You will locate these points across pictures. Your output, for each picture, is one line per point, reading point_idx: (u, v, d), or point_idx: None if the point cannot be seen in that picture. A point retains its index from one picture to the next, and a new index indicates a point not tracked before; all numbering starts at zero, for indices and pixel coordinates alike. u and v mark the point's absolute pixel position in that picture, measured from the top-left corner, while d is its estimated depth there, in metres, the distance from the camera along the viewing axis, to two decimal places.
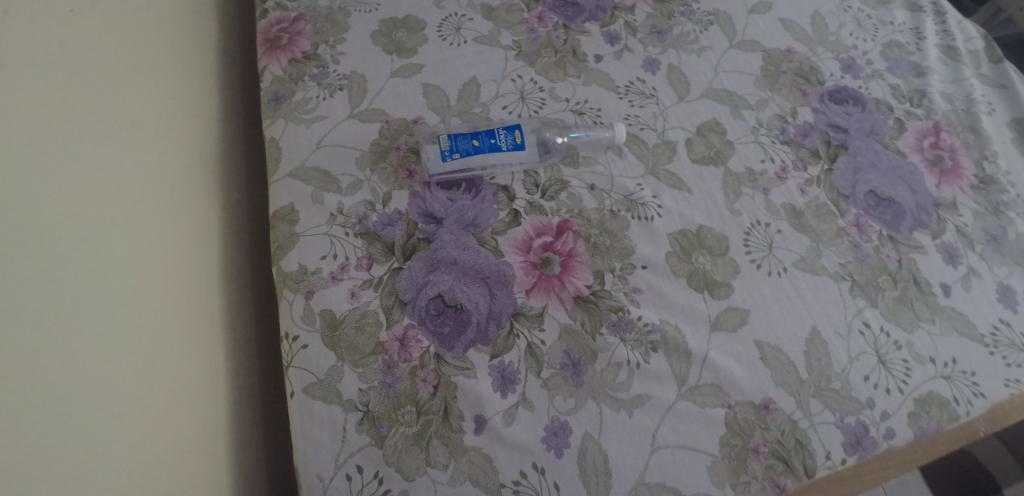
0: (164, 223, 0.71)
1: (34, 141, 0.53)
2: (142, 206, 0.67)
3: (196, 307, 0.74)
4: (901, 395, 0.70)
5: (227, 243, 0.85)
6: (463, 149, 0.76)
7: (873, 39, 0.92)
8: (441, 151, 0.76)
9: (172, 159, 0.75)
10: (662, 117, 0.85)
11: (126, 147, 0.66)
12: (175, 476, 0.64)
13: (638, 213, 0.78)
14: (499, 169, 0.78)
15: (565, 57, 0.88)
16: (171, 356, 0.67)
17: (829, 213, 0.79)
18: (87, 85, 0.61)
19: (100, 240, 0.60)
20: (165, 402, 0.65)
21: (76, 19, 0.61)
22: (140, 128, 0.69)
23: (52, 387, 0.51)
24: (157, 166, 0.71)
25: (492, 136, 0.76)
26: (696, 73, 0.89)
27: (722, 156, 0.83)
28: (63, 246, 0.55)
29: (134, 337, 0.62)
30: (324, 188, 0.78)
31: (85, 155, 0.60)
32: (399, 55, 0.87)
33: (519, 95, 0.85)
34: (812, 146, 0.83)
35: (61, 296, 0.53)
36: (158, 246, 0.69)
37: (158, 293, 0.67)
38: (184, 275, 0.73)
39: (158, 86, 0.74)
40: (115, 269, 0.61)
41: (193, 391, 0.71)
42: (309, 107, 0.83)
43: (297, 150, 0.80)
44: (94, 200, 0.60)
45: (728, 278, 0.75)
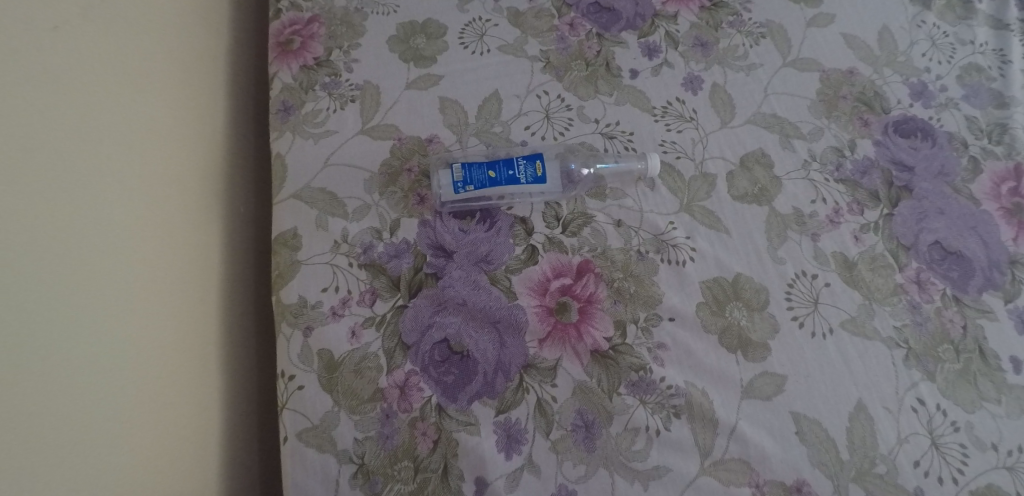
0: (175, 234, 0.67)
1: (38, 137, 0.52)
2: (149, 219, 0.63)
3: (206, 321, 0.70)
4: (955, 487, 0.62)
5: (250, 250, 0.80)
6: (478, 181, 0.68)
7: (949, 62, 0.80)
8: (453, 182, 0.69)
9: (190, 162, 0.70)
10: (701, 144, 0.76)
11: (135, 153, 0.62)
12: None
13: (668, 256, 0.70)
14: (518, 199, 0.71)
15: (597, 71, 0.80)
16: (174, 376, 0.64)
17: (885, 266, 0.70)
18: (85, 93, 0.56)
19: (96, 252, 0.56)
20: (162, 427, 0.62)
21: (72, 20, 0.56)
22: (154, 132, 0.65)
23: (13, 427, 0.47)
24: (171, 172, 0.67)
25: (511, 168, 0.69)
26: (743, 94, 0.79)
27: (766, 193, 0.74)
28: (43, 274, 0.51)
29: (129, 364, 0.58)
30: (329, 212, 0.72)
31: (101, 166, 0.58)
32: (416, 63, 0.79)
33: (544, 113, 0.78)
34: (870, 187, 0.74)
35: (40, 295, 0.50)
36: (172, 259, 0.66)
37: (163, 311, 0.63)
38: (195, 289, 0.69)
39: (178, 84, 0.69)
40: (109, 288, 0.57)
41: (197, 411, 0.67)
42: (318, 119, 0.77)
43: (302, 168, 0.74)
44: (89, 217, 0.56)
45: (766, 337, 0.67)
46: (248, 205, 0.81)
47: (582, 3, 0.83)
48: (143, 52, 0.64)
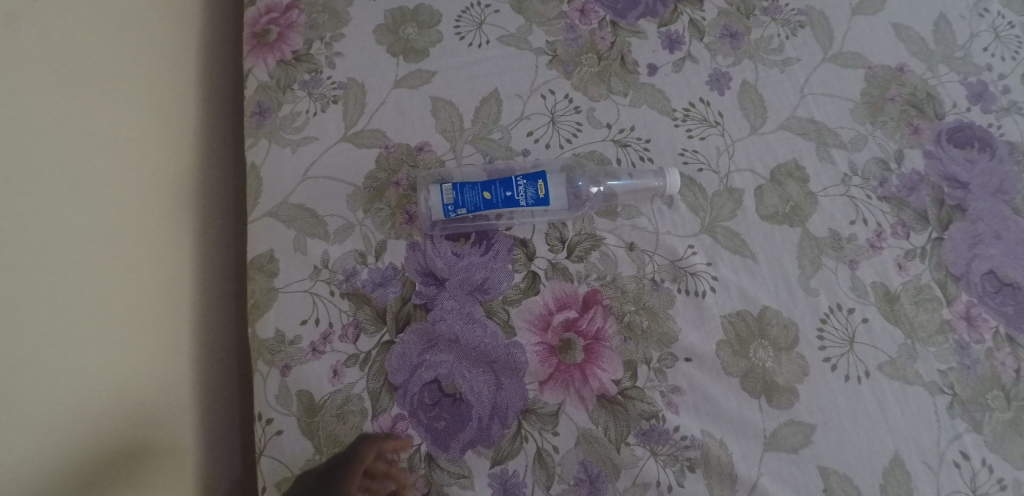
0: (132, 229, 0.59)
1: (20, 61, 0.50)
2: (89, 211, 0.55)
3: (182, 314, 0.64)
4: None
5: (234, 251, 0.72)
6: (471, 203, 0.61)
7: (1015, 58, 0.71)
8: (444, 204, 0.61)
9: (148, 145, 0.62)
10: (727, 154, 0.68)
11: (64, 135, 0.54)
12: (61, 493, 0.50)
13: (686, 286, 0.63)
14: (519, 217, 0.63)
15: (610, 66, 0.71)
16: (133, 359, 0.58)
17: (931, 300, 0.63)
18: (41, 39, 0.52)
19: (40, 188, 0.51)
20: (108, 419, 0.55)
21: None
22: (103, 97, 0.57)
23: None
24: (119, 157, 0.59)
25: (509, 188, 0.60)
26: (777, 94, 0.70)
27: (800, 212, 0.66)
28: None
29: (54, 334, 0.51)
30: (308, 233, 0.64)
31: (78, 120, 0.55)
32: (407, 58, 0.71)
33: (549, 116, 0.69)
34: (919, 206, 0.66)
35: None
36: (142, 230, 0.60)
37: (113, 319, 0.56)
38: (159, 292, 0.61)
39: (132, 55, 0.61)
40: (35, 293, 0.50)
41: (163, 427, 0.60)
42: (296, 124, 0.69)
43: (279, 182, 0.67)
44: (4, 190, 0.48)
45: (794, 381, 0.60)
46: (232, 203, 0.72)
47: None
48: (79, 19, 0.56)
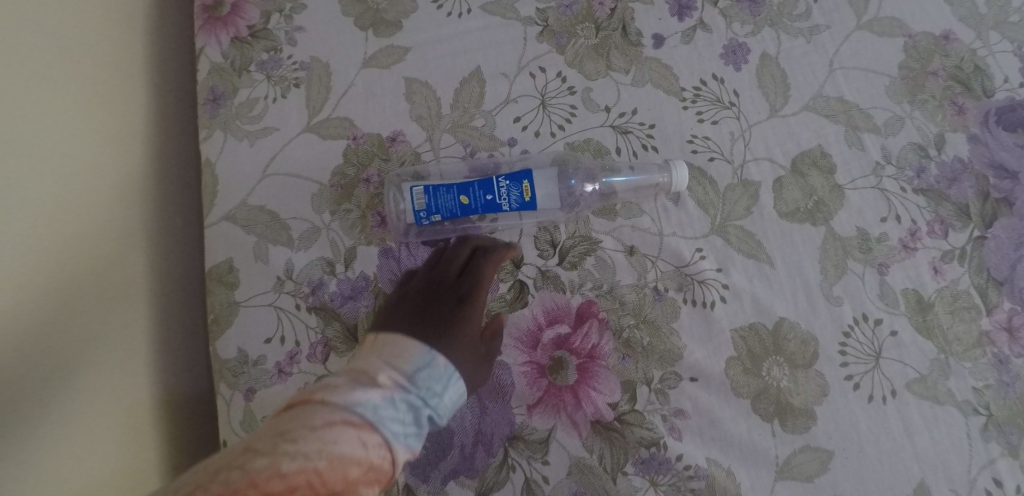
0: (48, 211, 0.50)
1: None
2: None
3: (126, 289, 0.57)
4: None
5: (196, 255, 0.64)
6: (446, 209, 0.53)
7: None
8: (416, 211, 0.54)
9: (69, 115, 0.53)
10: (742, 141, 0.60)
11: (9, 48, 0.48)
12: None
13: (693, 296, 0.56)
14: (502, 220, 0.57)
15: (610, 37, 0.61)
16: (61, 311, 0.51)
17: (968, 308, 0.56)
18: None
19: None
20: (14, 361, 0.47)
21: None
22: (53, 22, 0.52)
23: None
24: (31, 125, 0.50)
25: (488, 191, 0.53)
26: (801, 69, 0.61)
27: (823, 209, 0.58)
28: None
29: None
30: (270, 238, 0.58)
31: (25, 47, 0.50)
32: (377, 31, 0.62)
33: (540, 99, 0.60)
34: (959, 199, 0.58)
35: None
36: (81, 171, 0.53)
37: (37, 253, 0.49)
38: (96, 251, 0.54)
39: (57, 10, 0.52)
40: None
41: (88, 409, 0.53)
42: (254, 111, 0.61)
43: (237, 179, 0.59)
44: None
45: (811, 402, 0.54)
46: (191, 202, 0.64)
47: None
48: None
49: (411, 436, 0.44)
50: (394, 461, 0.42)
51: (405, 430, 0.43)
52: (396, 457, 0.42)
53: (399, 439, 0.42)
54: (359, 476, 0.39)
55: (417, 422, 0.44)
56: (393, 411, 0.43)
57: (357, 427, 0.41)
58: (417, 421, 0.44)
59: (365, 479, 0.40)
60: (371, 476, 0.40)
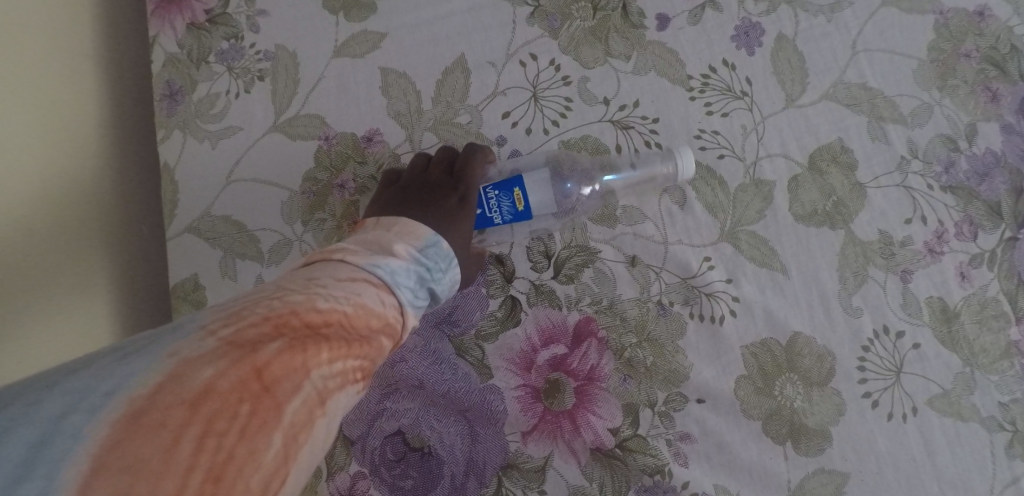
0: None
1: None
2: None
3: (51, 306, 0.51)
4: None
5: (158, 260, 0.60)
6: None
7: None
8: None
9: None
10: (755, 135, 0.54)
11: None
12: None
13: (700, 310, 0.51)
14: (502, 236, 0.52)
15: (610, 19, 0.55)
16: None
17: (998, 317, 0.52)
18: None
19: None
20: None
21: None
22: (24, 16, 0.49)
23: None
24: None
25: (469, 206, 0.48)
26: (821, 53, 0.55)
27: (843, 210, 0.53)
28: None
29: None
30: (237, 251, 0.53)
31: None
32: (348, 14, 0.55)
33: (531, 91, 0.54)
34: (990, 196, 0.53)
35: None
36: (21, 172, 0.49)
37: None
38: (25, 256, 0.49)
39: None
40: None
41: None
42: (215, 108, 0.55)
43: (198, 186, 0.54)
44: None
45: (827, 422, 0.50)
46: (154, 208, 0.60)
47: None
48: None
49: (419, 305, 0.41)
50: (405, 325, 0.39)
51: (417, 295, 0.40)
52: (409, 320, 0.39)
53: (411, 302, 0.40)
54: (381, 327, 0.36)
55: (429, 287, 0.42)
56: (408, 277, 0.40)
57: (377, 286, 0.38)
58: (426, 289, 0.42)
59: (387, 331, 0.37)
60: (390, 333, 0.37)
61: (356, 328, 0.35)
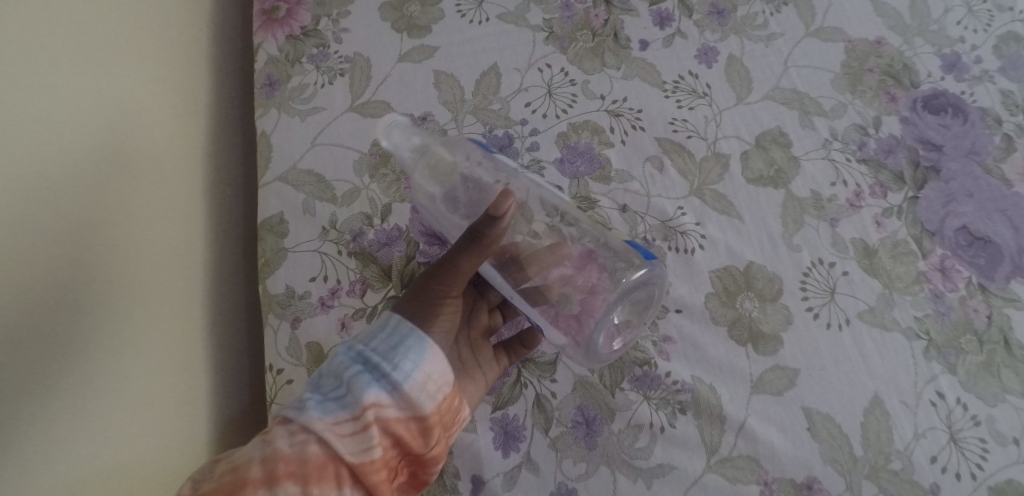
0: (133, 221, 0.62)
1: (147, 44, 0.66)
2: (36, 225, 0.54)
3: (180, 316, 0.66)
4: (973, 483, 0.60)
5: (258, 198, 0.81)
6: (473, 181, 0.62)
7: (985, 31, 0.74)
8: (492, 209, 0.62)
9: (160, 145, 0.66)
10: (715, 123, 0.71)
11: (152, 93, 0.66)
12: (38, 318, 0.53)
13: (676, 243, 0.66)
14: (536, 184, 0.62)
15: (604, 41, 0.74)
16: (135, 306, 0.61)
17: (908, 253, 0.66)
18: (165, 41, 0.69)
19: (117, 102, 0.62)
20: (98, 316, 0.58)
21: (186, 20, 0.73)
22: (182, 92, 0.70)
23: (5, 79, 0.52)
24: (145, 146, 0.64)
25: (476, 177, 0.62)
26: (762, 67, 0.73)
27: (783, 176, 0.69)
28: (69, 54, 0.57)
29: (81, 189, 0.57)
30: (316, 196, 0.68)
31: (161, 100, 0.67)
32: (410, 34, 0.74)
33: (546, 88, 0.72)
34: (895, 167, 0.69)
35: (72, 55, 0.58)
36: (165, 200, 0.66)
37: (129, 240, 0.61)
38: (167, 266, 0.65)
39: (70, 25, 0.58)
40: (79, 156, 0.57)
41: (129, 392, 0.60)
42: (305, 94, 0.72)
43: (288, 149, 0.70)
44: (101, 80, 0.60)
45: (778, 329, 0.63)
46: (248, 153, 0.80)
47: None
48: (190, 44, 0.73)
49: (338, 410, 0.52)
50: (313, 440, 0.51)
51: (326, 408, 0.52)
52: (318, 429, 0.51)
53: (320, 415, 0.52)
54: (257, 475, 0.50)
55: (363, 368, 0.54)
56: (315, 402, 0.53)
57: (268, 441, 0.52)
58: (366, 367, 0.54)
59: (280, 462, 0.50)
60: (287, 469, 0.50)
61: (227, 489, 0.49)
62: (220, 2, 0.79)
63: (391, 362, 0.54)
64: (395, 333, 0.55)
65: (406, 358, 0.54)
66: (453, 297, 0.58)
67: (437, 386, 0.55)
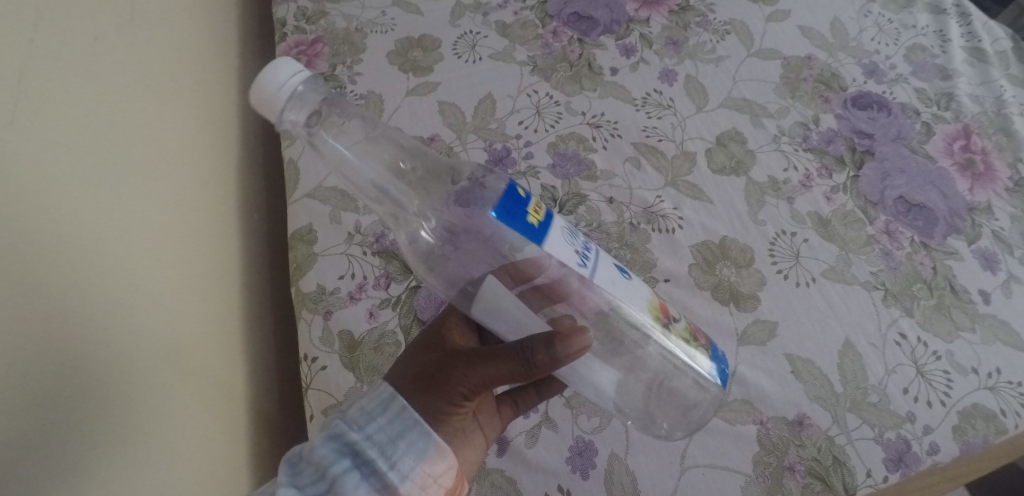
0: (177, 227, 0.64)
1: (183, 65, 0.71)
2: (111, 282, 0.53)
3: (209, 325, 0.67)
4: (943, 409, 0.67)
5: (259, 206, 0.87)
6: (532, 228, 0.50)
7: (896, 44, 0.90)
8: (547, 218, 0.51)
9: (190, 159, 0.70)
10: (680, 127, 0.83)
11: (185, 110, 0.70)
12: (115, 304, 0.53)
13: (658, 225, 0.76)
14: (615, 283, 0.52)
15: (580, 70, 0.87)
16: (180, 308, 0.62)
17: (857, 221, 0.76)
18: (191, 62, 0.74)
19: (164, 113, 0.66)
20: (157, 315, 0.58)
21: (205, 46, 0.78)
22: (203, 112, 0.75)
23: (97, 72, 0.56)
24: (182, 158, 0.68)
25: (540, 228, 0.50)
26: (714, 82, 0.86)
27: (743, 165, 0.80)
28: (138, 63, 0.62)
29: (144, 185, 0.60)
30: (342, 207, 0.78)
31: (190, 118, 0.71)
32: (415, 73, 0.87)
33: (535, 109, 0.84)
34: (836, 153, 0.81)
35: (139, 64, 0.62)
36: (195, 210, 0.69)
37: (175, 245, 0.63)
38: (200, 274, 0.67)
39: (129, 73, 0.60)
40: (140, 156, 0.60)
41: (179, 392, 0.60)
42: None
43: (314, 170, 0.80)
44: (156, 91, 0.65)
45: (754, 289, 0.72)
46: (251, 171, 0.87)
47: (562, 13, 0.92)
48: (208, 68, 0.78)
49: None
50: None
51: None
52: None
53: None
54: None
55: (351, 463, 0.51)
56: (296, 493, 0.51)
57: None
58: (356, 460, 0.52)
59: None
60: None
61: None
62: (246, 62, 0.92)
63: (388, 458, 0.52)
64: (399, 423, 0.53)
65: (406, 455, 0.52)
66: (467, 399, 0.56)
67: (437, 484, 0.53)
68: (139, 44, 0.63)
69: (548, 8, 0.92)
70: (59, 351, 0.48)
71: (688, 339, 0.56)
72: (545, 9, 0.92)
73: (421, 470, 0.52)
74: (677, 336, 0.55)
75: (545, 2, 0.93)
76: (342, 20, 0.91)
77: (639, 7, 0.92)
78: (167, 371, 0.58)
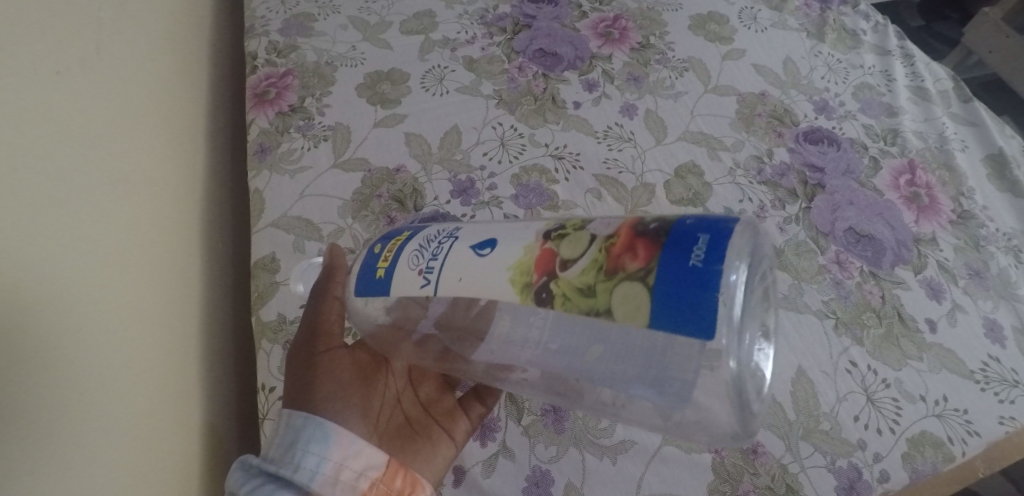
0: (139, 231, 0.66)
1: (150, 83, 0.73)
2: (62, 306, 0.53)
3: (170, 328, 0.68)
4: (893, 436, 0.69)
5: (224, 225, 0.88)
6: (377, 281, 0.57)
7: (845, 82, 0.94)
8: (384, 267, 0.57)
9: (157, 170, 0.71)
10: (640, 159, 0.85)
11: (151, 123, 0.72)
12: (78, 299, 0.55)
13: None
14: (464, 276, 0.53)
15: (544, 104, 0.90)
16: (140, 310, 0.63)
17: (809, 251, 0.79)
18: (160, 79, 0.75)
19: (131, 126, 0.67)
20: (117, 312, 0.60)
21: (174, 68, 0.80)
22: (170, 127, 0.76)
23: (67, 86, 0.57)
24: (149, 168, 0.69)
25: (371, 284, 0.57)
26: (673, 117, 0.89)
27: (700, 197, 0.83)
28: (107, 80, 0.64)
29: (108, 190, 0.61)
30: (306, 236, 0.79)
31: (156, 131, 0.73)
32: (383, 105, 0.88)
33: (500, 141, 0.86)
34: (789, 186, 0.84)
35: (108, 81, 0.64)
36: (159, 217, 0.70)
37: (138, 247, 0.65)
38: (163, 279, 0.69)
39: (97, 87, 0.62)
40: (107, 161, 0.62)
41: (137, 390, 0.61)
42: (294, 157, 0.84)
43: (281, 200, 0.81)
44: (123, 106, 0.66)
45: None
46: (220, 195, 0.88)
47: (528, 49, 0.95)
48: (176, 86, 0.80)
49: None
50: None
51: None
52: None
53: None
54: None
55: (263, 479, 0.56)
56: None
57: None
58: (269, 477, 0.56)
59: None
60: None
61: None
62: (216, 93, 0.93)
63: (292, 463, 0.56)
64: (296, 425, 0.58)
65: (310, 452, 0.57)
66: (329, 353, 0.62)
67: (352, 471, 0.58)
68: (107, 65, 0.64)
69: (514, 44, 0.95)
70: (33, 354, 0.49)
71: (586, 291, 0.48)
72: (511, 45, 0.95)
73: (332, 462, 0.57)
74: (579, 290, 0.50)
75: (512, 39, 0.95)
76: (313, 54, 0.93)
77: (602, 44, 0.95)
78: (127, 364, 0.60)
